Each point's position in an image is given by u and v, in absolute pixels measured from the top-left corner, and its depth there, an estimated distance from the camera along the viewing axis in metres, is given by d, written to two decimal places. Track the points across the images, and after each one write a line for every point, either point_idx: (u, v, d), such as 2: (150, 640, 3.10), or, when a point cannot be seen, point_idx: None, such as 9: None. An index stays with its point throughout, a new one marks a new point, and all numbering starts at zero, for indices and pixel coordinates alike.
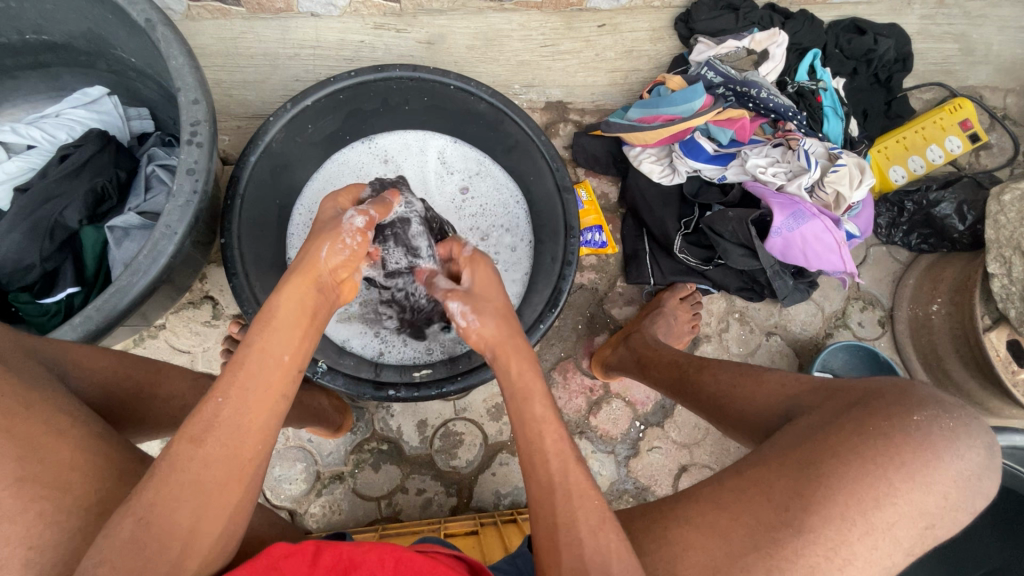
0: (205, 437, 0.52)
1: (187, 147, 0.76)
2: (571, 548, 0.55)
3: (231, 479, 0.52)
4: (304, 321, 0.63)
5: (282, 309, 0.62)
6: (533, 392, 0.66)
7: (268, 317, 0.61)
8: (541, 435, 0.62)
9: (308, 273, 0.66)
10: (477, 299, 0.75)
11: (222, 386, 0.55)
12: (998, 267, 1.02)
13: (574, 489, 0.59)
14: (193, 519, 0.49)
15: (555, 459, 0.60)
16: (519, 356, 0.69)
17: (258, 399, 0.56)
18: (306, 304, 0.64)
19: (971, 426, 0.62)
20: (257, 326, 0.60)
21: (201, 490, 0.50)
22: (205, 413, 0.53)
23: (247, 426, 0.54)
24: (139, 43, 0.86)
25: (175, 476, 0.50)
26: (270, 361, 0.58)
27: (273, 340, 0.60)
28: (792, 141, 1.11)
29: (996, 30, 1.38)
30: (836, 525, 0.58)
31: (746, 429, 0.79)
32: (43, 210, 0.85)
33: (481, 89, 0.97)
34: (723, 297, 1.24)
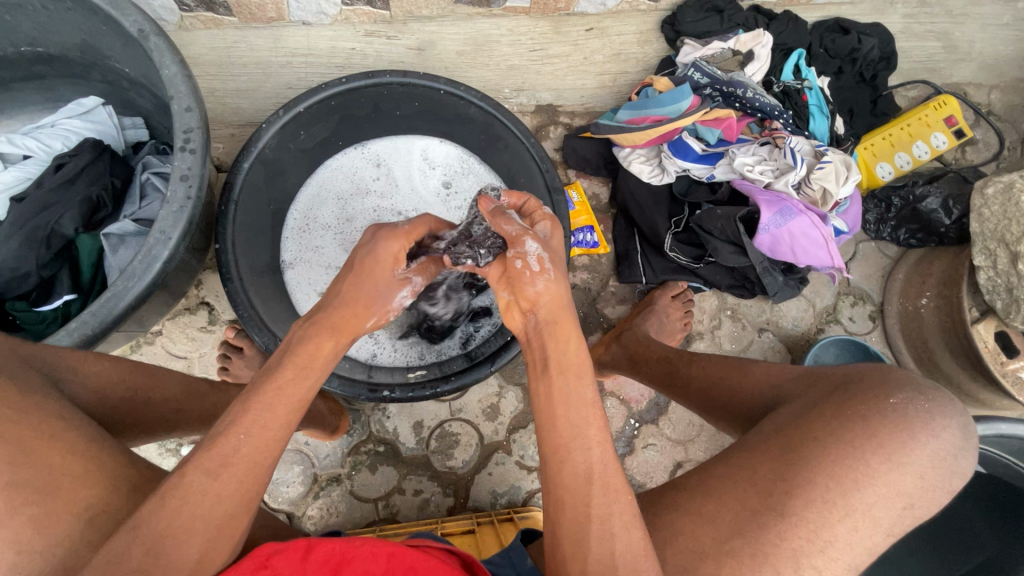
0: (221, 471, 0.53)
1: (181, 154, 0.77)
2: (602, 540, 0.57)
3: (244, 510, 0.54)
4: (325, 362, 0.64)
5: (315, 354, 0.63)
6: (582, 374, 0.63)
7: (302, 360, 0.62)
8: (586, 421, 0.60)
9: (335, 322, 0.66)
10: (554, 252, 0.69)
11: (245, 421, 0.55)
12: (984, 259, 1.04)
13: (612, 482, 0.59)
14: (203, 549, 0.51)
15: (598, 449, 0.60)
16: (569, 337, 0.64)
17: (276, 440, 0.56)
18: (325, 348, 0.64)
19: (945, 406, 0.64)
20: (290, 368, 0.61)
21: (212, 523, 0.51)
22: (223, 447, 0.54)
23: (263, 465, 0.55)
24: (132, 54, 0.87)
25: (186, 508, 0.50)
26: (295, 405, 0.59)
27: (303, 384, 0.60)
28: (778, 139, 1.13)
29: (978, 28, 1.40)
30: (818, 507, 0.60)
31: (735, 420, 0.80)
32: (40, 218, 0.86)
33: (470, 94, 0.99)
34: (715, 295, 1.25)
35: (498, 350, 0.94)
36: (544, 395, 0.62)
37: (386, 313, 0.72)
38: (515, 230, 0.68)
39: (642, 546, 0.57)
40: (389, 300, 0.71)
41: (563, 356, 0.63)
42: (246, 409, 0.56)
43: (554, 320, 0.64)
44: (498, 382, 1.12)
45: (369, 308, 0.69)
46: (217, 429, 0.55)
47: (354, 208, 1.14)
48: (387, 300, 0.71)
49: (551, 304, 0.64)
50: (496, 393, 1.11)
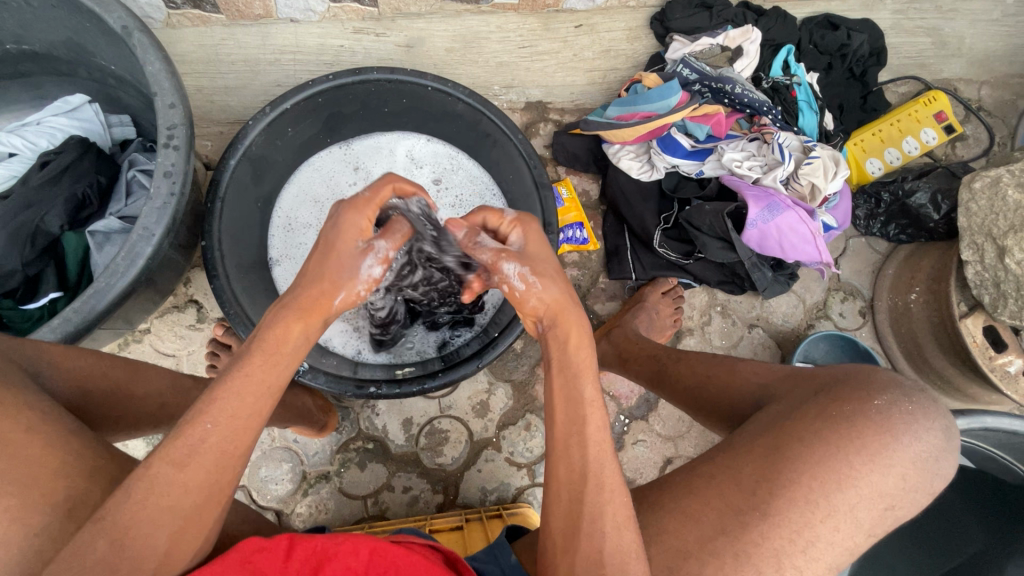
0: (188, 461, 0.52)
1: (164, 150, 0.77)
2: (592, 538, 0.57)
3: (211, 500, 0.53)
4: (298, 349, 0.62)
5: (289, 339, 0.61)
6: (585, 371, 0.62)
7: (271, 345, 0.60)
8: (585, 419, 0.61)
9: (307, 307, 0.63)
10: (534, 261, 0.66)
11: (211, 410, 0.54)
12: (971, 253, 1.04)
13: (606, 482, 0.59)
14: (170, 542, 0.51)
15: (593, 448, 0.60)
16: (574, 326, 0.64)
17: (247, 429, 0.55)
18: (298, 335, 0.62)
19: (928, 408, 0.64)
20: (258, 352, 0.59)
21: (178, 515, 0.51)
22: (190, 438, 0.53)
23: (232, 454, 0.54)
24: (118, 51, 0.87)
25: (152, 500, 0.50)
26: (266, 392, 0.57)
27: (275, 372, 0.59)
28: (767, 135, 1.13)
29: (968, 24, 1.40)
30: (801, 507, 0.59)
31: (723, 419, 0.80)
32: (24, 216, 0.86)
33: (458, 90, 0.99)
34: (705, 291, 1.25)
35: (485, 347, 0.95)
36: (553, 395, 0.63)
37: (358, 289, 0.67)
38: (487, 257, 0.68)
39: (635, 549, 0.57)
40: (356, 275, 0.66)
41: (565, 355, 0.63)
42: (212, 399, 0.55)
43: (556, 322, 0.64)
44: (487, 378, 1.12)
45: (337, 283, 0.65)
46: (183, 418, 0.54)
47: None
48: (354, 275, 0.66)
49: (550, 309, 0.64)
50: (485, 389, 1.11)
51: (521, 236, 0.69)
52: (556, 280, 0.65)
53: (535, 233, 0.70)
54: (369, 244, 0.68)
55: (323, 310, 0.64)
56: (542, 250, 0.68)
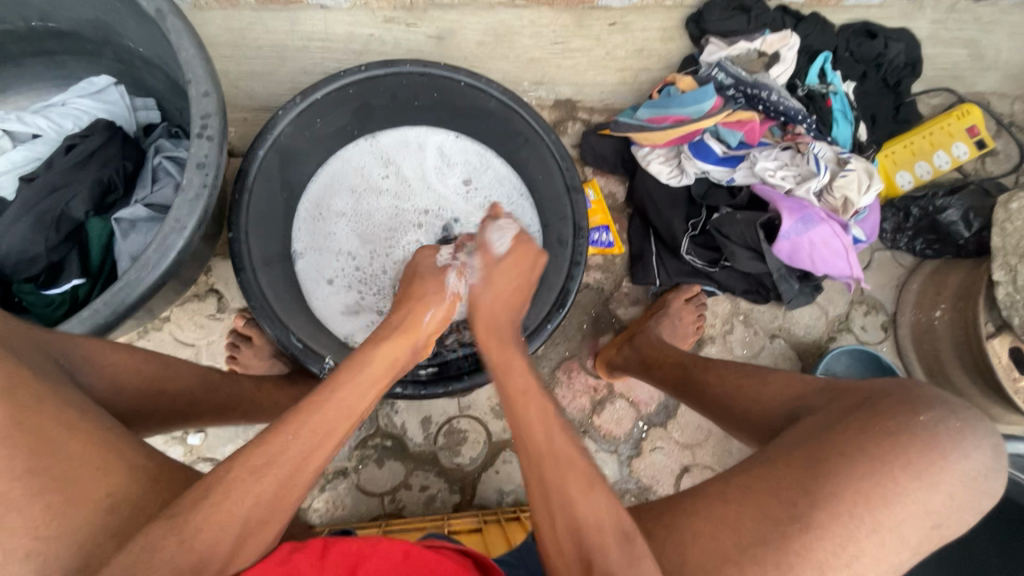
0: (265, 470, 0.52)
1: (198, 141, 0.75)
2: (565, 508, 0.56)
3: (276, 515, 0.52)
4: (385, 378, 0.66)
5: (372, 363, 0.65)
6: (512, 367, 0.69)
7: (357, 367, 0.64)
8: (525, 402, 0.63)
9: (408, 333, 0.72)
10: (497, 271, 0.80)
11: (292, 424, 0.55)
12: (1003, 274, 1.02)
13: (562, 455, 0.59)
14: (235, 546, 0.49)
15: (540, 428, 0.61)
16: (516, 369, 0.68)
17: (321, 445, 0.56)
18: (393, 362, 0.68)
19: (976, 426, 0.63)
20: (346, 372, 0.63)
21: (247, 523, 0.50)
22: (272, 446, 0.54)
23: (305, 470, 0.54)
24: (147, 33, 0.85)
25: (222, 508, 0.50)
26: (345, 411, 0.59)
27: (356, 389, 0.61)
28: (802, 145, 1.12)
29: (1006, 36, 1.38)
30: (844, 521, 0.59)
31: (753, 428, 0.79)
32: (49, 201, 0.85)
33: (492, 86, 0.96)
34: (728, 299, 1.24)
35: None
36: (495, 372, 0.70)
37: (445, 305, 0.78)
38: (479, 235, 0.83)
39: (625, 531, 0.55)
40: (442, 291, 0.78)
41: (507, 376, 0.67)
42: (297, 412, 0.57)
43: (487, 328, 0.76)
44: None
45: (426, 302, 0.77)
46: (266, 429, 0.55)
47: (368, 205, 1.12)
48: (438, 291, 0.78)
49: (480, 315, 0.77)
50: None
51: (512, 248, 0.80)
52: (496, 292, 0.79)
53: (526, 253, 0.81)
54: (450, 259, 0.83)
55: (418, 329, 0.74)
56: (515, 271, 0.80)
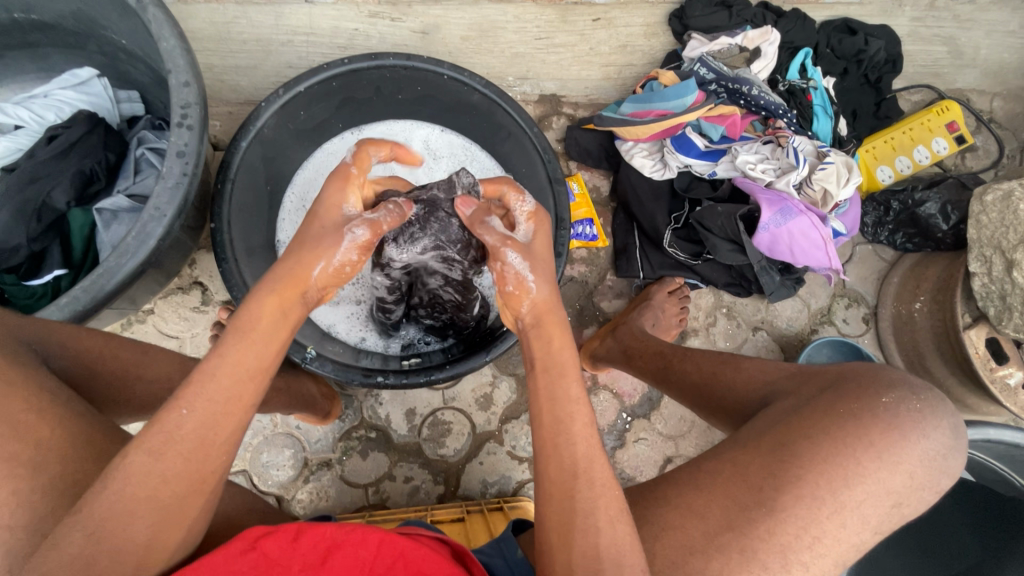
0: (166, 450, 0.51)
1: (177, 130, 0.76)
2: (588, 534, 0.57)
3: (193, 492, 0.52)
4: (284, 332, 0.60)
5: (264, 317, 0.59)
6: (565, 371, 0.65)
7: (247, 324, 0.58)
8: (572, 417, 0.62)
9: (291, 285, 0.62)
10: (533, 257, 0.71)
11: (188, 396, 0.53)
12: (979, 266, 1.05)
13: (597, 478, 0.59)
14: (152, 533, 0.50)
15: (583, 444, 0.61)
16: (565, 379, 0.64)
17: (225, 415, 0.53)
18: (285, 316, 0.61)
19: (936, 406, 0.65)
20: (232, 332, 0.57)
21: (159, 505, 0.50)
22: (165, 424, 0.51)
23: (212, 442, 0.53)
24: (129, 25, 0.85)
25: (128, 494, 0.49)
26: (244, 373, 0.56)
27: (250, 349, 0.57)
28: (782, 138, 1.12)
29: (985, 34, 1.40)
30: (807, 503, 0.60)
31: (727, 414, 0.80)
32: (30, 190, 0.85)
33: (474, 80, 0.97)
34: (711, 292, 1.26)
35: (495, 340, 0.93)
36: (535, 394, 0.65)
37: (339, 259, 0.65)
38: (493, 240, 0.70)
39: (628, 546, 0.57)
40: (337, 244, 0.65)
41: (549, 355, 0.66)
42: (187, 384, 0.53)
43: (540, 322, 0.69)
44: (492, 371, 1.12)
45: (315, 252, 0.64)
46: (161, 405, 0.53)
47: None
48: (334, 242, 0.65)
49: (538, 310, 0.69)
50: (489, 382, 1.11)
51: (532, 232, 0.74)
52: (549, 281, 0.71)
53: (544, 232, 0.75)
54: (357, 216, 0.68)
55: (302, 283, 0.63)
56: (544, 251, 0.73)
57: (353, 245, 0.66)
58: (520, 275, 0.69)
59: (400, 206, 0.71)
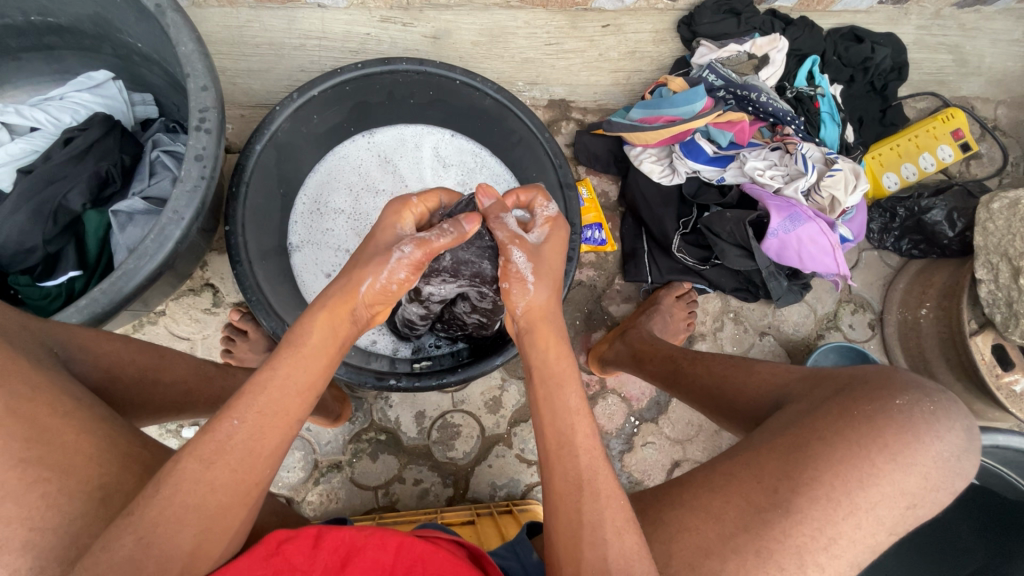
0: (216, 458, 0.53)
1: (196, 133, 0.76)
2: (596, 547, 0.57)
3: (237, 502, 0.54)
4: (331, 350, 0.64)
5: (312, 333, 0.63)
6: (565, 383, 0.66)
7: (298, 342, 0.62)
8: (573, 428, 0.63)
9: (344, 303, 0.66)
10: (540, 261, 0.72)
11: (240, 407, 0.56)
12: (985, 272, 1.06)
13: (602, 489, 0.60)
14: (196, 542, 0.51)
15: (585, 456, 0.62)
16: (564, 389, 0.65)
17: (273, 426, 0.56)
18: (335, 334, 0.65)
19: (949, 408, 0.65)
20: (286, 350, 0.62)
21: (205, 514, 0.51)
22: (218, 434, 0.54)
23: (259, 453, 0.55)
24: (147, 29, 0.85)
25: (176, 501, 0.51)
26: (293, 388, 0.59)
27: (299, 365, 0.61)
28: (789, 145, 1.13)
29: (989, 43, 1.42)
30: (822, 505, 0.60)
31: (738, 417, 0.81)
32: (47, 192, 0.85)
33: (487, 85, 0.98)
34: (718, 297, 1.26)
35: (506, 344, 0.94)
36: (535, 404, 0.67)
37: (387, 276, 0.67)
38: (503, 235, 0.71)
39: (639, 555, 0.58)
40: (384, 263, 0.67)
41: (545, 366, 0.67)
42: (243, 396, 0.57)
43: (534, 327, 0.70)
44: (501, 375, 1.12)
45: (364, 270, 0.67)
46: (213, 417, 0.56)
47: (366, 199, 1.13)
48: (382, 260, 0.67)
49: (533, 314, 0.70)
50: (498, 386, 1.12)
51: (543, 234, 0.74)
52: (549, 286, 0.72)
53: (558, 238, 0.75)
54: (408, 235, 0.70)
55: (353, 301, 0.66)
56: (553, 257, 0.74)
57: (399, 264, 0.67)
58: (522, 274, 0.70)
59: (461, 228, 0.69)
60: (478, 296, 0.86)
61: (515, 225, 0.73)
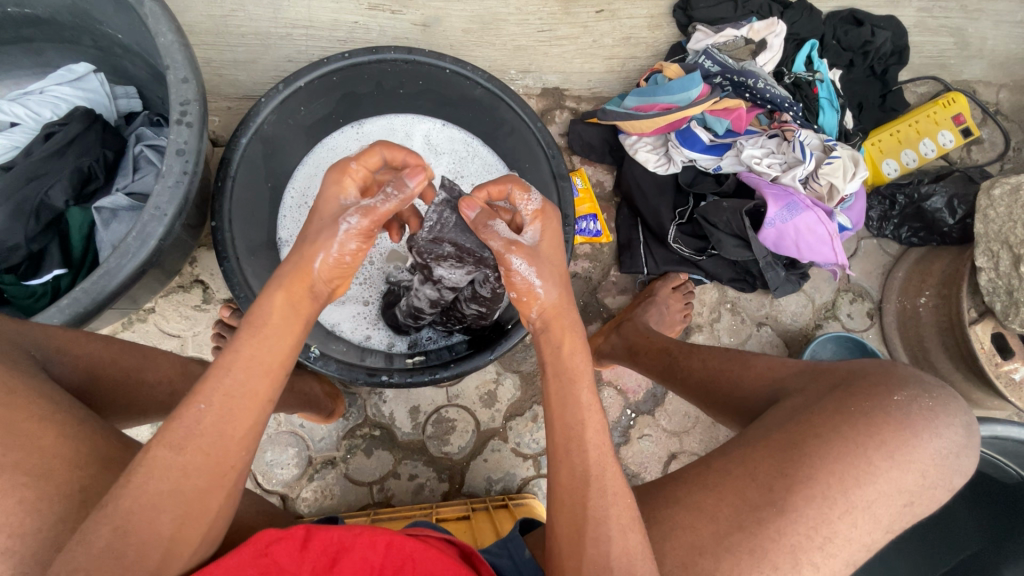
0: (185, 443, 0.52)
1: (176, 127, 0.74)
2: (597, 543, 0.57)
3: (214, 484, 0.53)
4: (295, 326, 0.61)
5: (272, 312, 0.60)
6: (579, 375, 0.64)
7: (258, 320, 0.59)
8: (583, 423, 0.62)
9: (297, 281, 0.61)
10: (541, 260, 0.67)
11: (204, 391, 0.54)
12: (985, 260, 1.04)
13: (609, 486, 0.59)
14: (175, 527, 0.51)
15: (594, 451, 0.60)
16: (576, 385, 0.63)
17: (240, 409, 0.55)
18: (297, 311, 0.61)
19: (949, 404, 0.64)
20: (246, 328, 0.59)
21: (181, 498, 0.51)
22: (186, 419, 0.53)
23: (229, 435, 0.54)
24: (126, 19, 0.83)
25: (148, 488, 0.50)
26: (257, 368, 0.57)
27: (262, 345, 0.58)
28: (788, 132, 1.11)
29: (992, 25, 1.39)
30: (818, 503, 0.60)
31: (735, 412, 0.80)
32: (29, 189, 0.84)
33: (477, 73, 0.95)
34: (715, 287, 1.25)
35: (501, 339, 0.92)
36: (547, 399, 0.65)
37: (337, 249, 0.62)
38: (498, 245, 0.66)
39: (641, 553, 0.58)
40: (333, 235, 0.62)
41: (559, 361, 0.65)
42: (205, 379, 0.55)
43: (549, 326, 0.67)
44: (495, 368, 1.11)
45: (314, 243, 0.62)
46: (180, 403, 0.54)
47: None
48: (330, 233, 0.62)
49: (547, 314, 0.67)
50: (493, 380, 1.11)
51: (536, 231, 0.69)
52: (559, 283, 0.67)
53: (552, 229, 0.71)
54: (354, 204, 0.64)
55: (308, 280, 0.62)
56: (554, 253, 0.70)
57: (348, 234, 0.62)
58: (528, 282, 0.65)
59: (404, 185, 0.65)
60: (483, 277, 0.86)
61: (508, 232, 0.68)
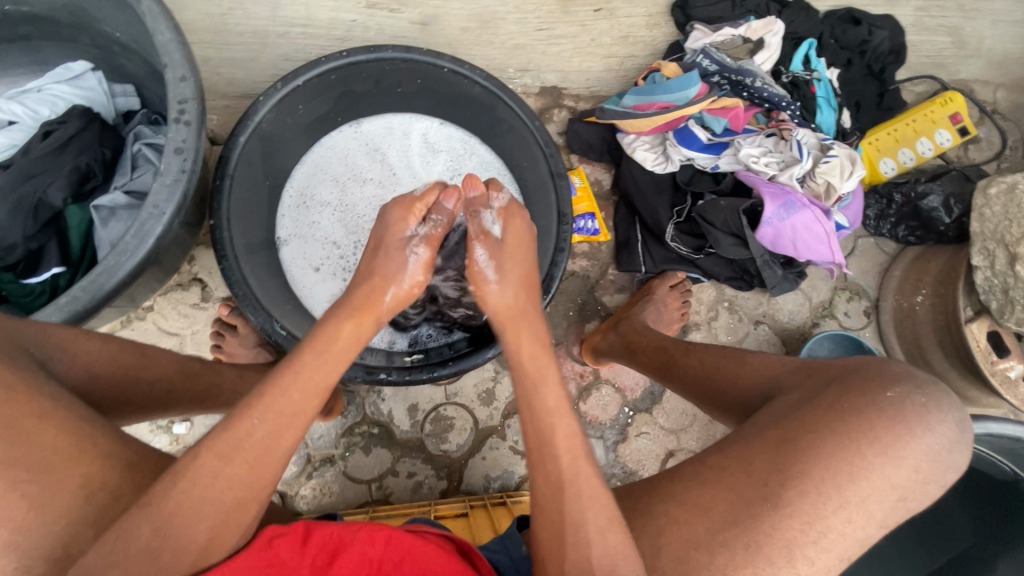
0: (233, 454, 0.53)
1: (175, 125, 0.74)
2: (577, 547, 0.57)
3: (252, 496, 0.53)
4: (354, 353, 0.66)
5: (337, 335, 0.64)
6: (544, 379, 0.66)
7: (323, 342, 0.63)
8: (553, 428, 0.63)
9: (365, 311, 0.68)
10: (501, 255, 0.75)
11: (259, 406, 0.55)
12: (981, 259, 1.04)
13: (583, 490, 0.60)
14: (211, 534, 0.51)
15: (566, 454, 0.61)
16: (547, 385, 0.65)
17: (291, 427, 0.56)
18: (357, 336, 0.66)
19: (943, 401, 0.65)
20: (308, 351, 0.62)
21: (221, 507, 0.51)
22: (237, 431, 0.54)
23: (274, 449, 0.55)
24: (125, 18, 0.83)
25: (195, 492, 0.51)
26: (311, 391, 0.59)
27: (320, 369, 0.60)
28: (785, 131, 1.12)
29: (989, 24, 1.39)
30: (812, 499, 0.60)
31: (730, 409, 0.80)
32: (28, 186, 0.84)
33: (475, 73, 0.95)
34: (713, 286, 1.25)
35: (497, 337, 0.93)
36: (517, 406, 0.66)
37: (408, 283, 0.72)
38: (472, 231, 0.76)
39: (625, 553, 0.57)
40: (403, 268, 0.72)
41: (520, 364, 0.68)
42: (262, 394, 0.56)
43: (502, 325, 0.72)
44: (493, 366, 1.12)
45: (383, 280, 0.71)
46: (235, 412, 0.56)
47: (354, 191, 1.12)
48: (400, 264, 0.72)
49: (500, 313, 0.72)
50: (491, 377, 1.11)
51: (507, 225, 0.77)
52: (515, 282, 0.74)
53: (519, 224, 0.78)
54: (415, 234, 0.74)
55: (374, 308, 0.69)
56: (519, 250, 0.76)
57: (416, 265, 0.73)
58: (484, 273, 0.73)
59: (444, 209, 0.76)
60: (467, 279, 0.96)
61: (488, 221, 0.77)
